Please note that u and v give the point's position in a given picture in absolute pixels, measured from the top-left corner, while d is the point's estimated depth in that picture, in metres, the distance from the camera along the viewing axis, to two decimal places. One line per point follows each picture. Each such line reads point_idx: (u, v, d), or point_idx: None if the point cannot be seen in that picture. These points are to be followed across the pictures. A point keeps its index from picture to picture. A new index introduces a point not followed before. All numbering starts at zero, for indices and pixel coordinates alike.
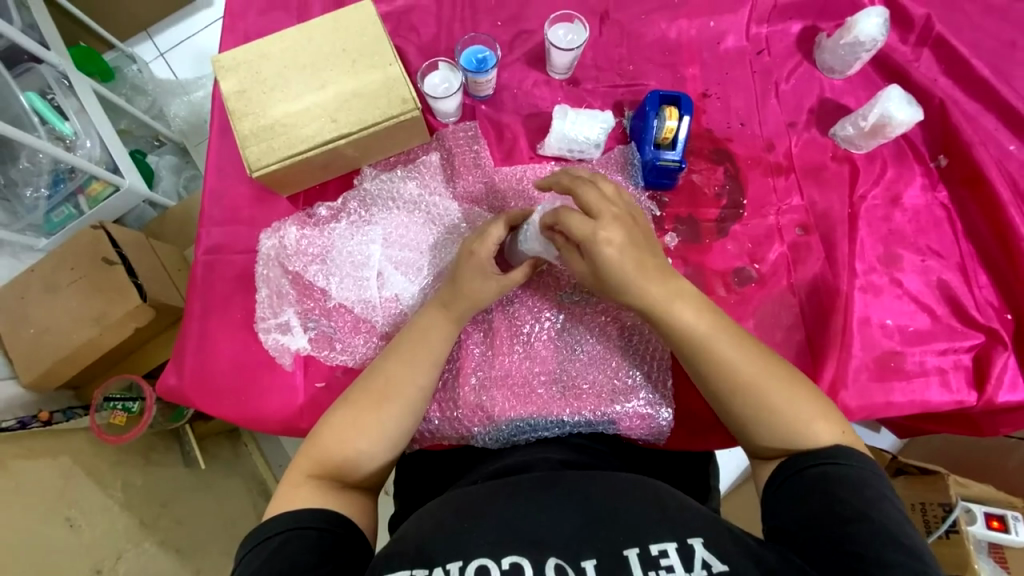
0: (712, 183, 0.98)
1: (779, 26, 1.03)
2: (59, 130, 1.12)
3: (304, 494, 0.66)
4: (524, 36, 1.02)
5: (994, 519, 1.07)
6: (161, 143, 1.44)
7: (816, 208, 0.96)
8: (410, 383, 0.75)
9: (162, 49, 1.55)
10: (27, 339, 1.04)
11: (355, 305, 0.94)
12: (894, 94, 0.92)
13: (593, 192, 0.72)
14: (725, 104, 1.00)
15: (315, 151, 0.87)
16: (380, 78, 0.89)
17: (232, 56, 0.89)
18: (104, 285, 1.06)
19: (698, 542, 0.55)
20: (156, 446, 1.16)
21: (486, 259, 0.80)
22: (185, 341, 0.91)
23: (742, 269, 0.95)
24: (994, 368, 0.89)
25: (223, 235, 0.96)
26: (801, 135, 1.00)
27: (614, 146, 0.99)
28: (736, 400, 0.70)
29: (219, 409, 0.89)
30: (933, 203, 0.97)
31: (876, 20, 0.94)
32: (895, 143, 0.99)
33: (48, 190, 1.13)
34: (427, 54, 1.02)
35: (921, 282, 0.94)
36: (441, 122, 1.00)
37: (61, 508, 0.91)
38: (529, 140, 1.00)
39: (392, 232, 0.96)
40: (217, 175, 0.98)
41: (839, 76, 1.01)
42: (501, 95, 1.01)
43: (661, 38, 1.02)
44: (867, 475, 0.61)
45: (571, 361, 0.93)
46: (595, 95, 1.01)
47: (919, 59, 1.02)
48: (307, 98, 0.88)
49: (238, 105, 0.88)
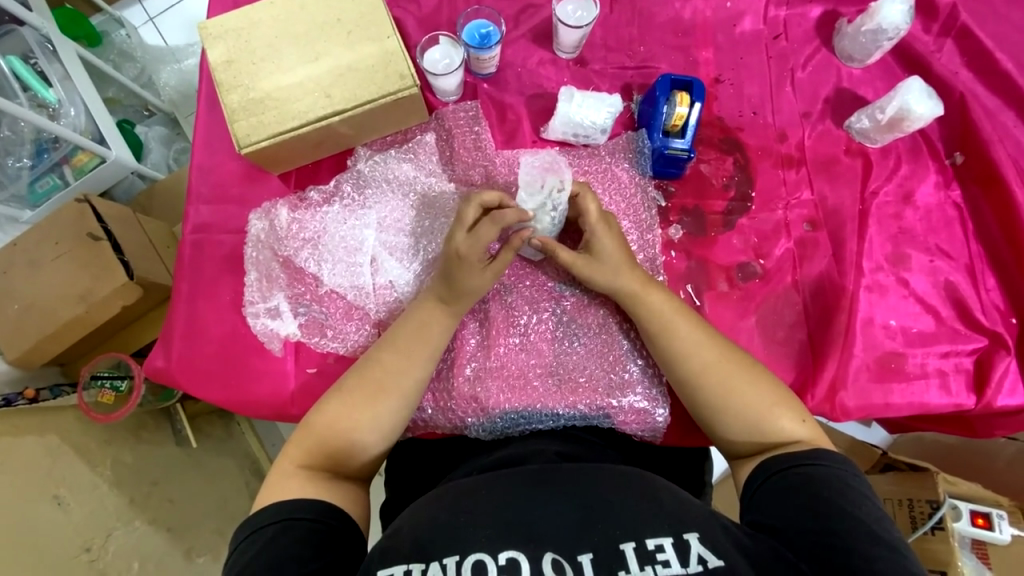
0: (720, 174, 0.94)
1: (798, 9, 0.98)
2: (42, 97, 1.08)
3: (295, 486, 0.64)
4: (530, 11, 0.97)
5: (979, 517, 1.06)
6: (151, 113, 1.38)
7: (826, 204, 0.93)
8: (401, 372, 0.73)
9: (151, 13, 1.48)
10: (11, 314, 1.02)
11: (347, 291, 0.91)
12: (915, 86, 0.88)
13: (593, 203, 0.80)
14: (738, 91, 0.96)
15: (307, 127, 0.83)
16: (377, 51, 0.84)
17: (220, 22, 0.84)
18: (89, 261, 1.03)
19: (694, 537, 0.54)
20: (146, 423, 1.14)
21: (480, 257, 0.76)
22: (173, 323, 0.88)
23: (746, 265, 0.92)
24: (995, 373, 0.88)
25: (212, 214, 0.92)
26: (815, 126, 0.96)
27: (620, 132, 0.95)
28: (699, 392, 0.73)
29: (207, 392, 0.87)
30: (945, 202, 0.95)
31: (902, 6, 0.89)
32: (911, 137, 0.95)
33: (31, 160, 1.09)
34: (428, 27, 0.97)
35: (927, 283, 0.92)
36: (441, 100, 0.96)
37: (49, 486, 0.90)
38: (532, 123, 0.96)
39: (388, 216, 0.93)
40: (205, 150, 0.94)
41: (857, 66, 0.97)
42: (505, 73, 0.96)
43: (675, 18, 0.97)
44: (842, 474, 0.61)
45: (567, 354, 0.91)
46: (603, 77, 0.96)
47: (942, 50, 0.98)
48: (299, 70, 0.84)
49: (226, 76, 0.83)
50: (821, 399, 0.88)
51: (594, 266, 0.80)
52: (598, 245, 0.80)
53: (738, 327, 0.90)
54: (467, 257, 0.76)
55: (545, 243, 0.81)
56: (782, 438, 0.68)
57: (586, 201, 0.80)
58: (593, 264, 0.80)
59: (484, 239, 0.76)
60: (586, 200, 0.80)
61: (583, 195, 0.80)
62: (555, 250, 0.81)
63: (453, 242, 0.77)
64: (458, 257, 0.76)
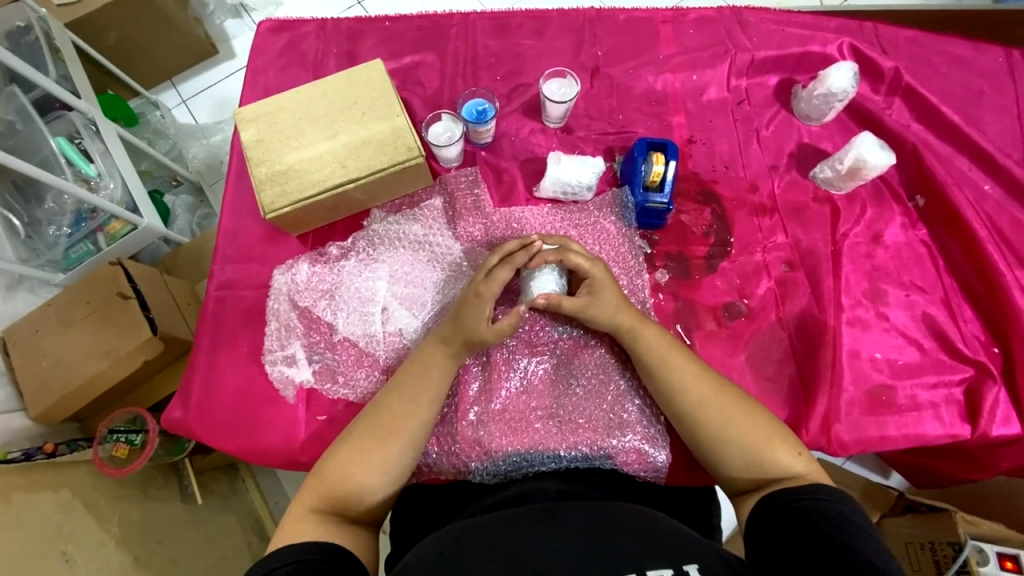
0: (700, 223, 1.03)
1: (758, 79, 1.11)
2: (85, 172, 1.20)
3: (308, 528, 0.67)
4: (521, 89, 1.10)
5: (1007, 560, 1.00)
6: (178, 183, 1.53)
7: (801, 246, 1.01)
8: (412, 415, 0.77)
9: (184, 96, 1.67)
10: (38, 371, 1.07)
11: (359, 339, 0.97)
12: (867, 140, 0.98)
13: (604, 283, 0.84)
14: (710, 150, 1.07)
15: (326, 193, 0.93)
16: (388, 128, 0.96)
17: (253, 109, 0.97)
18: (117, 319, 1.10)
19: (694, 568, 0.56)
20: (154, 479, 1.16)
21: (491, 300, 0.82)
22: (193, 375, 0.93)
23: (732, 304, 0.98)
24: (986, 402, 0.91)
25: (235, 272, 1.00)
26: (783, 177, 1.05)
27: (606, 190, 1.05)
28: (699, 428, 0.76)
29: (222, 442, 0.91)
30: (914, 240, 1.02)
31: (847, 73, 1.02)
32: (873, 184, 1.04)
33: (69, 229, 1.19)
34: (432, 105, 1.10)
35: (906, 316, 0.97)
36: (444, 167, 1.07)
37: (58, 543, 0.90)
38: (526, 184, 1.06)
39: (399, 269, 1.01)
40: (232, 216, 1.03)
41: (816, 124, 1.08)
42: (501, 142, 1.08)
43: (648, 90, 1.10)
44: (839, 506, 0.62)
45: (567, 396, 0.95)
46: (588, 141, 1.08)
47: (892, 107, 1.09)
48: (320, 146, 0.95)
49: (256, 152, 0.95)
50: (816, 432, 0.90)
51: (595, 302, 0.84)
52: (599, 290, 0.84)
53: (729, 364, 0.94)
54: (485, 301, 0.82)
55: (550, 296, 0.83)
56: (781, 471, 0.70)
57: (575, 258, 0.85)
58: (598, 301, 0.84)
59: (501, 280, 0.83)
60: (572, 258, 0.85)
61: (567, 257, 0.85)
62: (569, 260, 0.85)
63: (474, 284, 0.85)
64: (482, 302, 0.82)
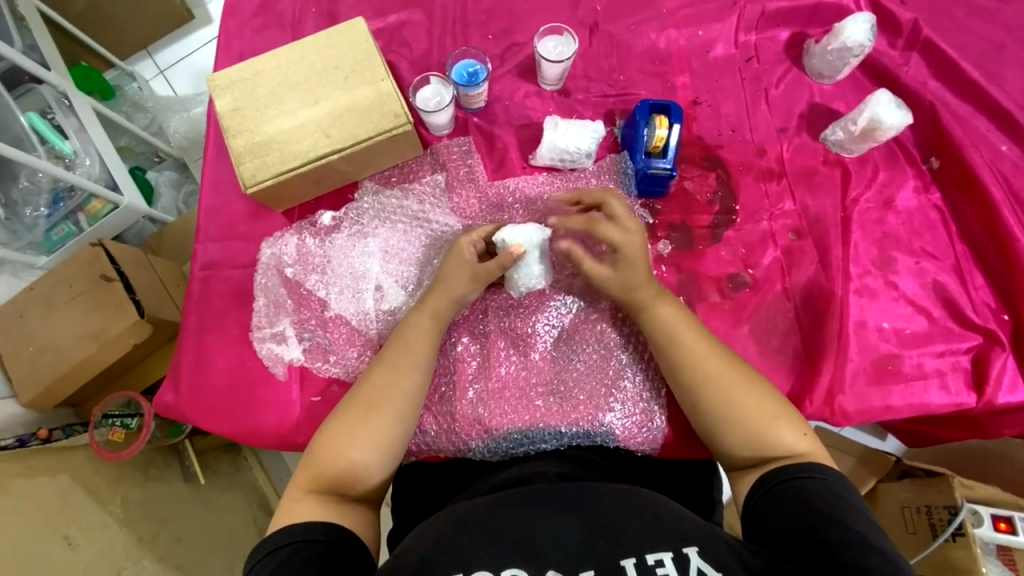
0: (704, 190, 0.98)
1: (767, 33, 1.04)
2: (59, 149, 1.13)
3: (305, 510, 0.66)
4: (514, 49, 1.03)
5: (1001, 522, 1.01)
6: (161, 159, 1.46)
7: (809, 213, 0.97)
8: (390, 391, 0.74)
9: (161, 66, 1.57)
10: (27, 356, 1.05)
11: (351, 317, 0.94)
12: (883, 98, 0.92)
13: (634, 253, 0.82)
14: (716, 112, 1.01)
15: (307, 166, 0.88)
16: (372, 93, 0.90)
17: (226, 75, 0.91)
18: (102, 302, 1.07)
19: (694, 551, 0.55)
20: (155, 460, 1.16)
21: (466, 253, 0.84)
22: (183, 357, 0.91)
23: (736, 275, 0.95)
24: (993, 370, 0.89)
25: (220, 251, 0.96)
26: (792, 139, 1.00)
27: (605, 155, 1.00)
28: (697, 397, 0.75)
29: (216, 424, 0.89)
30: (927, 205, 0.98)
31: (863, 25, 0.95)
32: (887, 146, 0.99)
33: (47, 209, 1.13)
34: (420, 68, 1.03)
35: (916, 284, 0.94)
36: (435, 135, 1.01)
37: (60, 526, 0.90)
38: (520, 151, 1.01)
39: (390, 244, 0.97)
40: (213, 193, 0.98)
41: (828, 82, 1.02)
42: (494, 107, 1.02)
43: (651, 48, 1.03)
44: (838, 486, 0.61)
45: (568, 371, 0.93)
46: (587, 105, 1.02)
47: (909, 62, 1.03)
48: (300, 114, 0.89)
49: (234, 122, 0.89)
50: (820, 403, 0.89)
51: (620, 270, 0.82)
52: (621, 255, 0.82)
53: (733, 335, 0.92)
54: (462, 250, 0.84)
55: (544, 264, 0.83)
56: (783, 451, 0.68)
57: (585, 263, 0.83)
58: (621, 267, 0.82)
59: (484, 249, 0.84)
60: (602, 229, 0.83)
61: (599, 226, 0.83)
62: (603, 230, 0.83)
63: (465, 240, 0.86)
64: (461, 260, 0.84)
